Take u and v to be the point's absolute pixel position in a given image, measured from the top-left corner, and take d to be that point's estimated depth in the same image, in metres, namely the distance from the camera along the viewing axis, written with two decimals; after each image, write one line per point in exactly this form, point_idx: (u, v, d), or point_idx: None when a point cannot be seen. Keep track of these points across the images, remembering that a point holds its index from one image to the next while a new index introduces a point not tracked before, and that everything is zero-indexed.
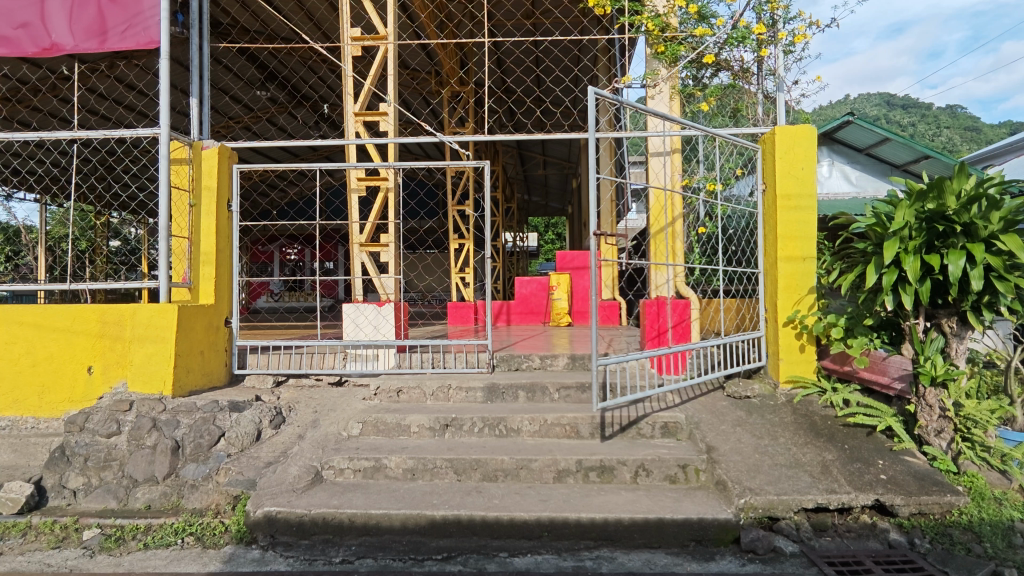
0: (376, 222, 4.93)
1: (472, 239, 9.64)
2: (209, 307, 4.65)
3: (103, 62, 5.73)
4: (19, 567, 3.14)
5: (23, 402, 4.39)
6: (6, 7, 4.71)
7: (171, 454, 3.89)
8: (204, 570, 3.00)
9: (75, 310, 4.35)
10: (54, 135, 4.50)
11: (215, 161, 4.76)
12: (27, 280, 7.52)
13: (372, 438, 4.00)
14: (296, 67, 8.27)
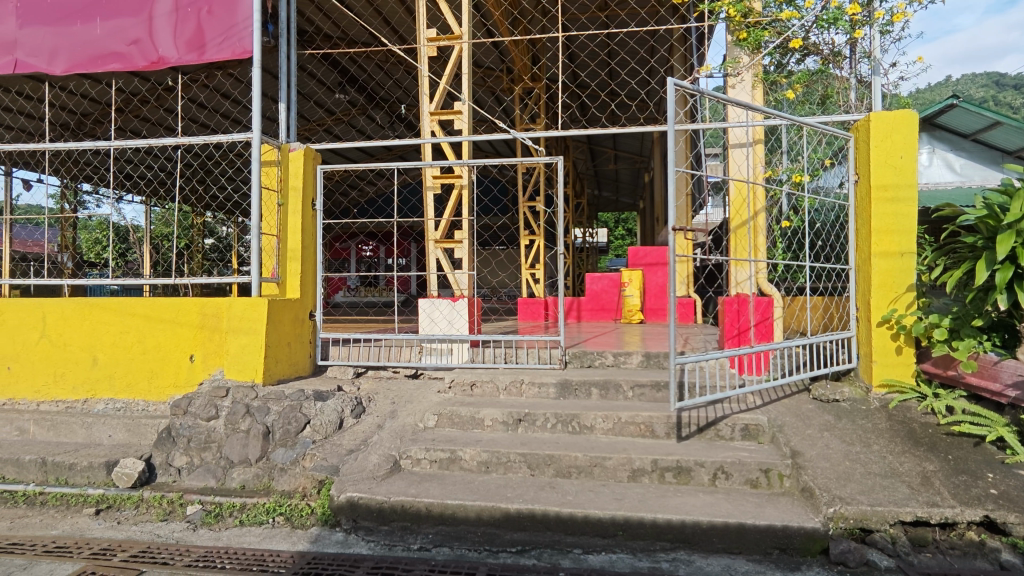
0: (451, 219, 5.02)
1: (543, 235, 9.63)
2: (295, 301, 4.90)
3: (203, 73, 6.16)
4: (134, 536, 3.47)
5: (135, 386, 4.83)
6: (120, 26, 5.16)
7: (263, 439, 4.15)
8: (293, 548, 3.21)
9: (179, 303, 4.73)
10: (160, 141, 4.89)
11: (301, 163, 5.01)
12: (134, 276, 8.21)
13: (447, 430, 4.10)
14: (372, 70, 8.55)
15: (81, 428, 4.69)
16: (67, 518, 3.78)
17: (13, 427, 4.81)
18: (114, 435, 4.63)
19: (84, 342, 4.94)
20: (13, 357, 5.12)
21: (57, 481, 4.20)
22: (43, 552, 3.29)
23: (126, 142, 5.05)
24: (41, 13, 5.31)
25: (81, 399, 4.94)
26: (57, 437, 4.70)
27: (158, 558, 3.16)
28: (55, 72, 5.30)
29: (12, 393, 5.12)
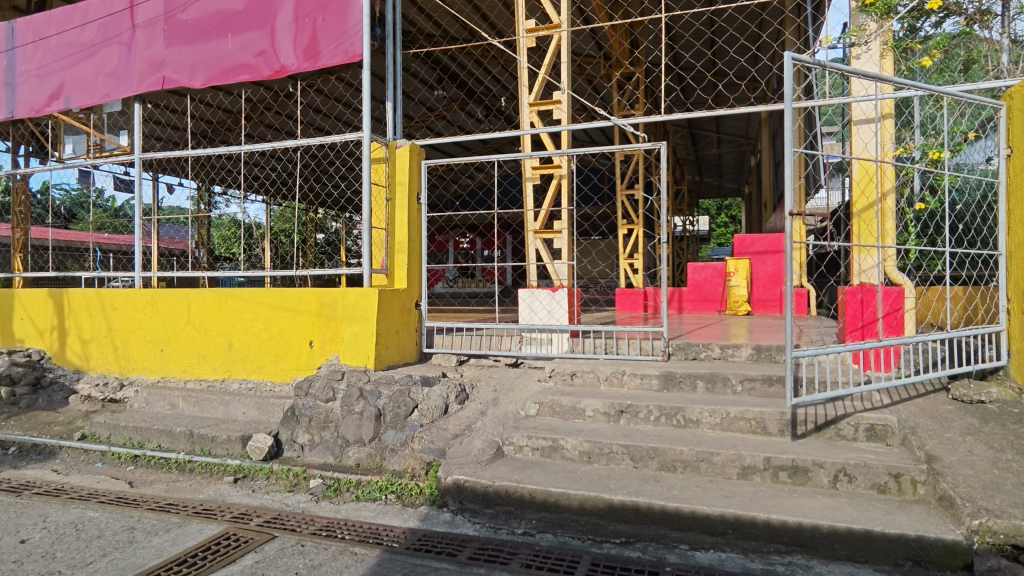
0: (551, 209, 5.02)
1: (642, 224, 9.37)
2: (403, 291, 5.14)
3: (318, 78, 6.58)
4: (267, 503, 3.84)
5: (264, 368, 5.31)
6: (248, 40, 5.64)
7: (375, 420, 4.40)
8: (405, 525, 3.40)
9: (300, 294, 5.12)
10: (283, 143, 5.30)
11: (407, 159, 5.22)
12: (257, 270, 8.98)
13: (548, 419, 4.14)
14: (468, 65, 8.71)
15: (220, 405, 5.22)
16: (211, 484, 4.24)
17: (166, 402, 5.47)
18: (247, 412, 5.11)
19: (221, 329, 5.50)
20: (165, 340, 5.82)
21: (202, 451, 4.72)
22: (194, 513, 3.72)
23: (254, 146, 5.52)
24: (184, 33, 5.93)
25: (219, 378, 5.51)
26: (201, 412, 5.28)
27: (288, 525, 3.47)
28: (194, 86, 5.90)
29: (164, 371, 5.83)
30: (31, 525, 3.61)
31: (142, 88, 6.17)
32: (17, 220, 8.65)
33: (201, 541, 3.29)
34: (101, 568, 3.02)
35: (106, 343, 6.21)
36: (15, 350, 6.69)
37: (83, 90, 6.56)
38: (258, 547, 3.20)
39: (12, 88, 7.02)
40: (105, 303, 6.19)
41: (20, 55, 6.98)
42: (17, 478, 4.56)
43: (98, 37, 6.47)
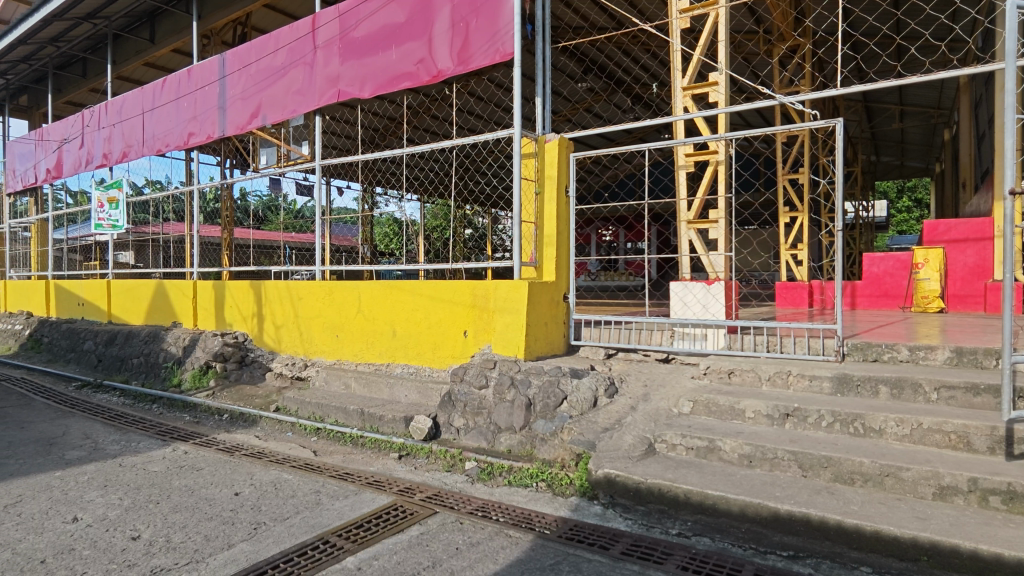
0: (705, 198, 4.76)
1: (807, 211, 8.54)
2: (551, 284, 5.21)
3: (471, 80, 6.89)
4: (428, 480, 4.14)
5: (424, 355, 5.71)
6: (410, 49, 6.06)
7: (526, 409, 4.53)
8: (556, 513, 3.46)
9: (456, 285, 5.41)
10: (440, 143, 5.63)
11: (556, 153, 5.25)
12: (413, 264, 9.62)
13: (704, 418, 3.95)
14: (613, 54, 8.53)
15: (386, 387, 5.70)
16: (379, 459, 4.67)
17: (341, 382, 6.10)
18: (408, 395, 5.51)
19: (387, 318, 6.01)
20: (340, 326, 6.51)
21: (371, 428, 5.21)
22: (367, 483, 4.12)
23: (415, 148, 5.92)
24: (356, 49, 6.54)
25: (385, 362, 6.05)
26: (370, 392, 5.80)
27: (447, 502, 3.71)
28: (364, 96, 6.49)
29: (340, 355, 6.52)
30: (242, 481, 4.26)
31: (321, 102, 6.92)
32: (225, 222, 10.23)
33: (374, 509, 3.63)
34: (296, 523, 3.48)
35: (293, 328, 7.10)
36: (226, 332, 7.92)
37: (276, 108, 7.51)
38: (422, 520, 3.46)
39: (223, 110, 8.26)
40: (293, 293, 7.08)
41: (229, 82, 8.20)
42: (230, 440, 5.40)
43: (287, 60, 7.38)
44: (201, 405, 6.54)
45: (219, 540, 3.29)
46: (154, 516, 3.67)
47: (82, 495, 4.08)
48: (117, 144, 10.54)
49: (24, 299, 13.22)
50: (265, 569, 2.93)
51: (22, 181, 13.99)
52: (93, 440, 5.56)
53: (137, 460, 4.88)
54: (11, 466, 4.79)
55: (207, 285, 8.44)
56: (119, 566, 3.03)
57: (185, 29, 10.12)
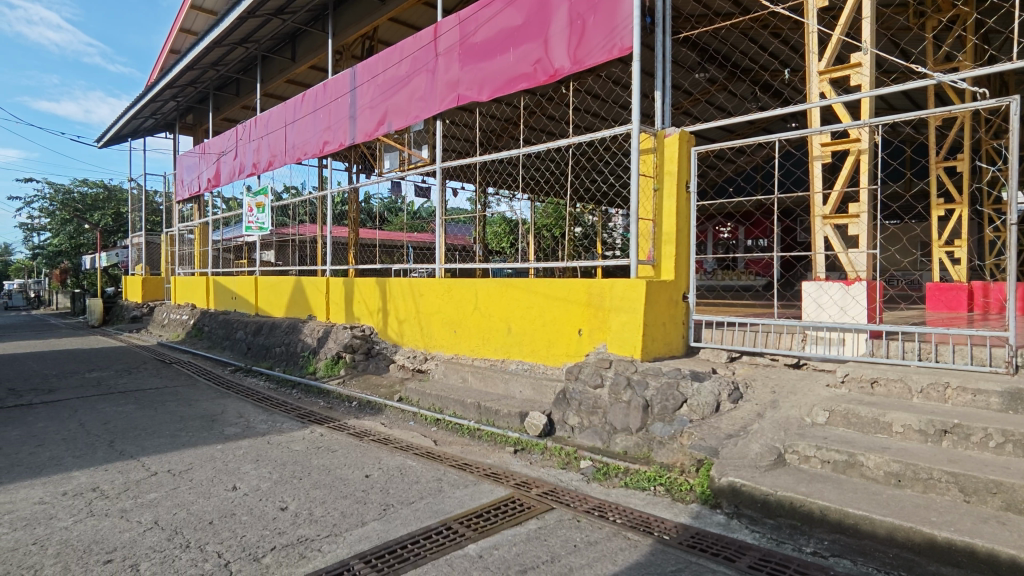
0: (845, 190, 4.36)
1: (967, 201, 7.52)
2: (670, 283, 5.05)
3: (587, 78, 6.86)
4: (544, 476, 4.19)
5: (538, 352, 5.78)
6: (528, 50, 6.16)
7: (643, 411, 4.44)
8: (676, 519, 3.36)
9: (572, 284, 5.43)
10: (556, 142, 5.66)
11: (676, 147, 5.07)
12: (524, 262, 9.73)
13: (842, 430, 3.63)
14: (737, 43, 8.08)
15: (501, 382, 5.83)
16: (496, 452, 4.79)
17: (458, 376, 6.35)
18: (523, 391, 5.60)
19: (503, 315, 6.17)
20: (458, 322, 6.77)
21: (487, 421, 5.36)
22: (485, 475, 4.26)
23: (531, 148, 6.01)
24: (476, 54, 6.77)
25: (500, 358, 6.21)
26: (486, 387, 5.97)
27: (563, 500, 3.74)
28: (482, 99, 6.69)
29: (458, 349, 6.79)
30: (371, 465, 4.59)
31: (442, 107, 7.24)
32: (353, 224, 11.04)
33: (493, 500, 3.75)
34: (420, 508, 3.68)
35: (415, 323, 7.50)
36: (355, 325, 8.54)
37: (401, 115, 7.97)
38: (540, 514, 3.52)
39: (354, 119, 8.90)
40: (415, 289, 7.47)
41: (359, 92, 8.82)
42: (359, 426, 5.83)
43: (411, 69, 7.79)
44: (334, 391, 7.11)
45: (354, 518, 3.56)
46: (298, 490, 4.05)
47: (239, 467, 4.61)
48: (264, 154, 11.74)
49: (189, 292, 15.15)
50: (395, 548, 3.14)
51: (189, 190, 16.04)
52: (246, 419, 6.26)
53: (281, 439, 5.42)
54: (183, 438, 5.52)
55: (338, 282, 9.14)
56: (271, 533, 3.38)
57: (321, 46, 11.02)
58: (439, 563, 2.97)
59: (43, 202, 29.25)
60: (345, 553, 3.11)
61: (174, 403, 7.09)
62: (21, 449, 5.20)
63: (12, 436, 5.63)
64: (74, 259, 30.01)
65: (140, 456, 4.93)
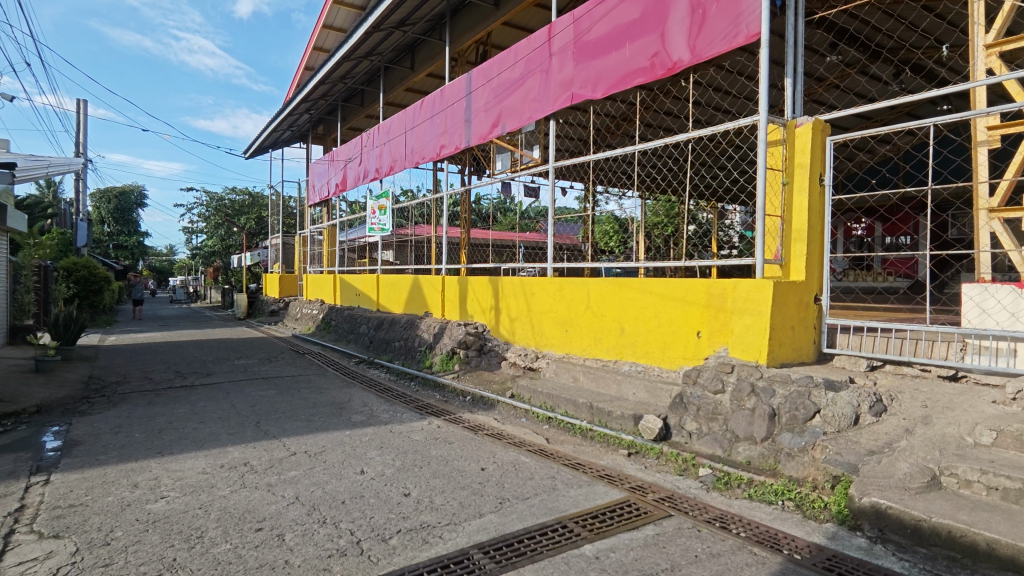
0: (1018, 178, 3.79)
1: None
2: (800, 284, 4.69)
3: (707, 70, 6.56)
4: (660, 481, 4.08)
5: (653, 354, 5.63)
6: (645, 44, 6.00)
7: (769, 420, 4.16)
8: (809, 538, 3.12)
9: (690, 284, 5.24)
10: (674, 138, 5.48)
11: (809, 137, 4.72)
12: (635, 261, 9.51)
13: (1012, 454, 3.18)
14: (882, 21, 7.30)
15: (614, 383, 5.75)
16: (608, 453, 4.74)
17: (570, 375, 6.36)
18: (637, 393, 5.48)
19: (615, 316, 6.09)
20: (570, 321, 6.77)
21: (600, 422, 5.32)
22: (599, 476, 4.22)
23: (647, 145, 5.85)
24: (591, 51, 6.72)
25: (613, 359, 6.13)
26: (598, 387, 5.91)
27: (682, 507, 3.61)
28: (597, 96, 6.63)
29: (569, 349, 6.80)
30: (487, 458, 4.72)
31: (556, 106, 7.26)
32: (466, 224, 11.21)
33: (608, 502, 3.71)
34: (536, 504, 3.72)
35: (526, 321, 7.61)
36: (468, 322, 8.82)
37: (514, 117, 8.10)
38: (657, 520, 3.43)
39: (469, 123, 9.18)
40: (527, 287, 7.57)
41: (474, 97, 9.09)
42: (474, 420, 6.02)
43: (525, 71, 7.90)
44: (449, 386, 7.40)
45: (472, 509, 3.68)
46: (419, 478, 4.27)
47: (366, 452, 4.95)
48: (386, 159, 12.47)
49: (319, 289, 16.49)
50: (513, 542, 3.20)
51: (319, 195, 17.44)
52: (370, 408, 6.71)
53: (403, 429, 5.74)
54: (317, 422, 6.02)
55: (453, 280, 9.48)
56: (397, 517, 3.58)
57: (438, 53, 11.51)
58: (555, 560, 2.99)
59: (200, 208, 33.17)
60: (465, 542, 3.23)
61: (309, 390, 7.75)
62: (187, 425, 5.95)
63: (180, 412, 6.46)
64: (225, 258, 33.79)
65: (282, 437, 5.44)
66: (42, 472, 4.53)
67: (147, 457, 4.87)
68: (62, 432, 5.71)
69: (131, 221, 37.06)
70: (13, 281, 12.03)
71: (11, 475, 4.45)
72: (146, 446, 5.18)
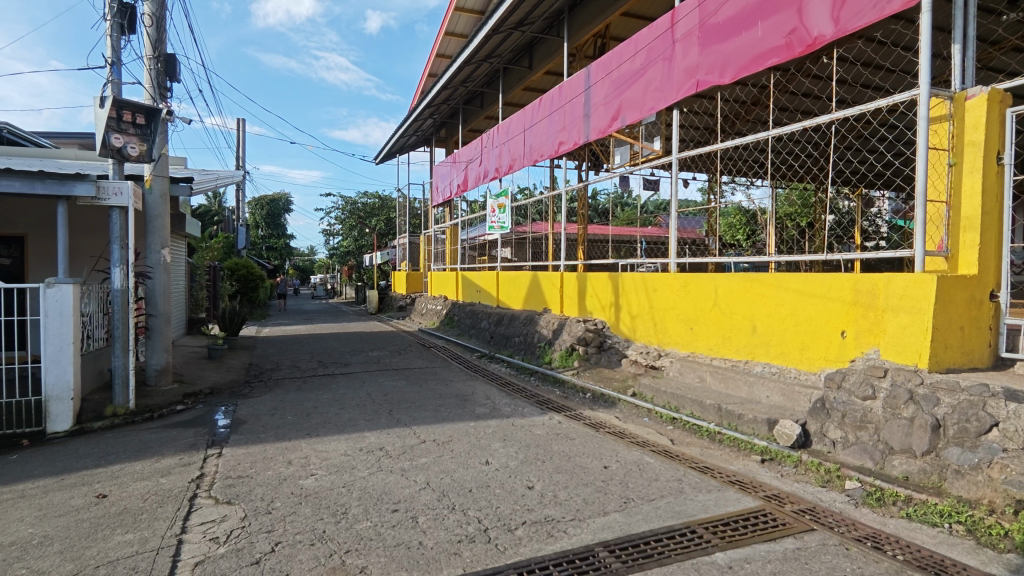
0: None
1: None
2: (971, 279, 4.12)
3: (854, 43, 5.95)
4: (799, 492, 3.79)
5: (789, 355, 5.25)
6: (781, 20, 5.57)
7: (932, 432, 3.69)
8: (985, 569, 2.74)
9: (833, 279, 4.81)
10: (815, 121, 5.04)
11: (983, 110, 4.11)
12: (765, 256, 8.91)
13: None
14: None
15: (744, 385, 5.44)
16: (740, 459, 4.50)
17: (696, 375, 6.12)
18: (772, 396, 5.13)
19: (746, 313, 5.75)
20: (695, 319, 6.50)
21: (730, 425, 5.04)
22: (729, 481, 4.02)
23: (783, 130, 5.43)
24: (719, 34, 6.37)
25: (743, 359, 5.79)
26: (727, 389, 5.62)
27: (826, 521, 3.33)
28: (724, 82, 6.28)
29: (694, 347, 6.54)
30: (610, 456, 4.68)
31: (680, 95, 6.98)
32: (583, 220, 11.18)
33: (741, 510, 3.51)
34: (662, 506, 3.62)
35: (648, 319, 7.41)
36: (588, 319, 8.76)
37: (635, 109, 7.92)
38: (798, 533, 3.19)
39: (588, 118, 9.11)
40: (649, 284, 7.39)
41: (594, 91, 9.00)
42: (594, 417, 5.99)
43: (646, 60, 7.68)
44: (569, 382, 7.42)
45: (596, 506, 3.67)
46: (543, 472, 4.32)
47: (490, 443, 5.11)
48: (505, 159, 12.75)
49: (443, 286, 17.27)
50: (638, 543, 3.14)
51: (443, 196, 18.25)
52: (493, 401, 6.92)
53: (525, 423, 5.86)
54: (443, 413, 6.33)
55: (572, 277, 9.48)
56: (523, 508, 3.66)
57: (557, 50, 11.55)
58: (685, 565, 2.90)
59: (337, 211, 36.13)
60: (589, 539, 3.22)
61: (435, 382, 8.16)
62: (330, 410, 6.53)
63: (323, 399, 7.11)
64: (358, 257, 36.53)
65: (412, 425, 5.78)
66: (216, 445, 5.21)
67: (298, 438, 5.41)
68: (230, 412, 6.52)
69: (279, 224, 41.18)
70: (190, 279, 13.89)
71: (192, 447, 5.16)
72: (297, 428, 5.76)
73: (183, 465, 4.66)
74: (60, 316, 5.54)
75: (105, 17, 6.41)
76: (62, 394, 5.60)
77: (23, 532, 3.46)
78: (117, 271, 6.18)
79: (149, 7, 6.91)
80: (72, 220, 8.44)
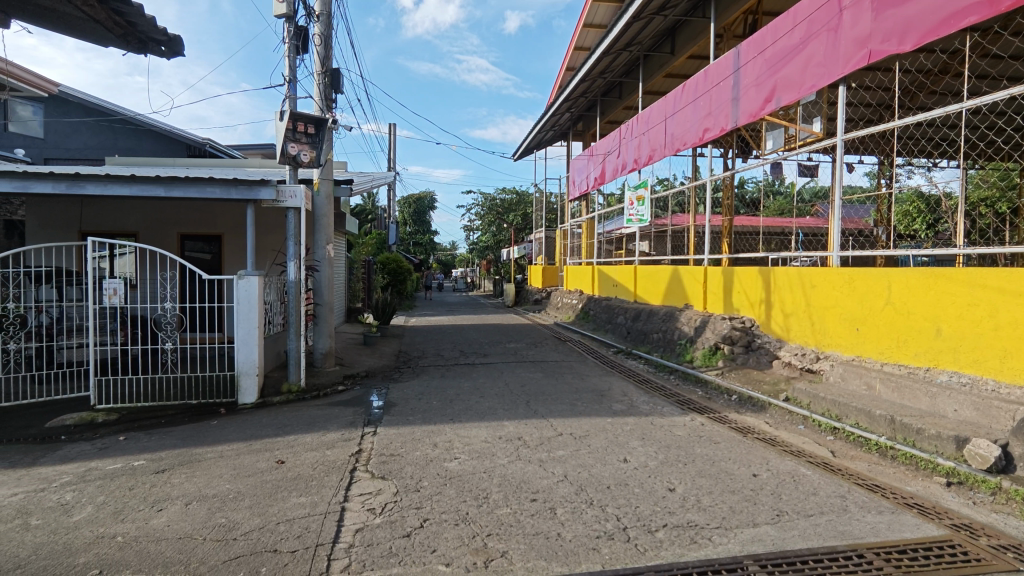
0: None
1: None
2: None
3: None
4: (997, 524, 3.24)
5: (985, 363, 4.51)
6: None
7: None
8: None
9: None
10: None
11: None
12: (952, 247, 7.70)
13: None
14: None
15: (925, 396, 4.76)
16: (919, 479, 3.95)
17: (863, 381, 5.47)
18: (961, 411, 4.44)
19: (929, 313, 5.02)
20: (862, 319, 5.82)
21: (905, 440, 4.44)
22: (905, 504, 3.55)
23: (982, 100, 4.65)
24: None
25: (924, 366, 5.06)
26: (903, 400, 4.95)
27: None
28: (905, 50, 5.50)
29: (860, 350, 5.86)
30: (759, 464, 4.36)
31: (848, 68, 6.25)
32: (729, 211, 10.50)
33: (921, 537, 3.08)
34: (822, 524, 3.29)
35: (805, 317, 6.78)
36: (735, 317, 8.22)
37: (793, 88, 7.25)
38: (997, 573, 2.72)
39: (737, 101, 8.53)
40: (806, 279, 6.74)
41: (744, 71, 8.39)
42: (742, 421, 5.62)
43: (806, 34, 6.99)
44: (713, 382, 7.03)
45: (745, 516, 3.44)
46: (685, 475, 4.15)
47: (628, 441, 5.01)
48: (644, 150, 12.37)
49: (579, 280, 17.25)
50: (794, 561, 2.89)
51: (580, 190, 18.19)
52: (630, 398, 6.79)
53: (664, 422, 5.67)
54: (579, 407, 6.33)
55: (717, 271, 8.96)
56: (663, 510, 3.55)
57: (701, 32, 10.96)
58: None
59: (478, 209, 37.61)
60: (737, 549, 3.03)
61: (571, 376, 8.19)
62: (471, 397, 6.84)
63: (465, 386, 7.46)
64: (496, 251, 37.74)
65: (549, 417, 5.86)
66: (372, 424, 5.69)
67: (443, 422, 5.74)
68: (383, 395, 7.08)
69: (425, 222, 43.99)
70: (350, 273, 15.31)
71: (352, 425, 5.68)
72: (442, 413, 6.10)
73: (345, 440, 5.15)
74: (248, 303, 6.38)
75: (284, 40, 7.26)
76: (249, 371, 6.46)
77: (222, 487, 4.06)
78: (292, 265, 6.98)
79: (319, 28, 7.70)
80: (257, 220, 9.69)
